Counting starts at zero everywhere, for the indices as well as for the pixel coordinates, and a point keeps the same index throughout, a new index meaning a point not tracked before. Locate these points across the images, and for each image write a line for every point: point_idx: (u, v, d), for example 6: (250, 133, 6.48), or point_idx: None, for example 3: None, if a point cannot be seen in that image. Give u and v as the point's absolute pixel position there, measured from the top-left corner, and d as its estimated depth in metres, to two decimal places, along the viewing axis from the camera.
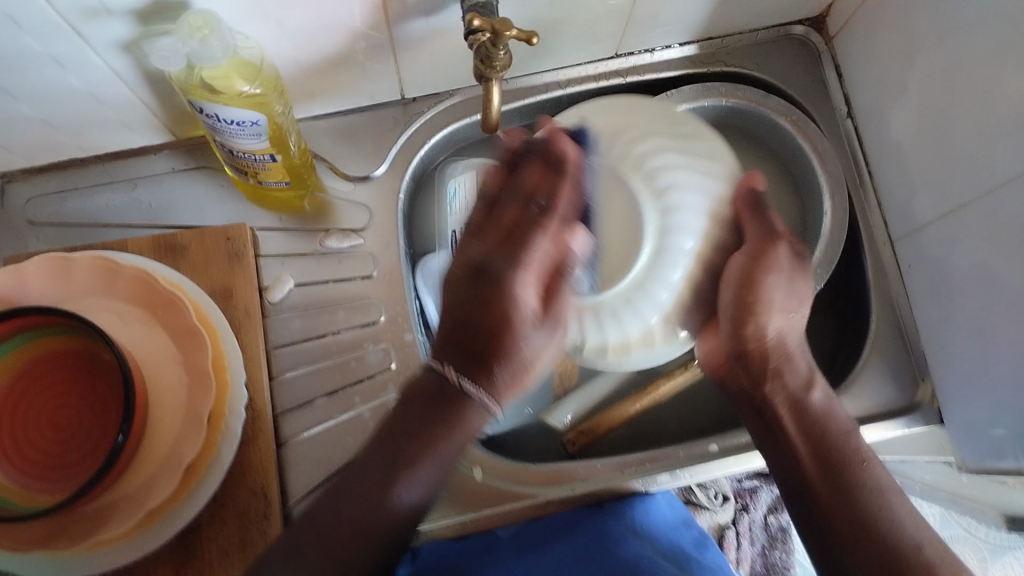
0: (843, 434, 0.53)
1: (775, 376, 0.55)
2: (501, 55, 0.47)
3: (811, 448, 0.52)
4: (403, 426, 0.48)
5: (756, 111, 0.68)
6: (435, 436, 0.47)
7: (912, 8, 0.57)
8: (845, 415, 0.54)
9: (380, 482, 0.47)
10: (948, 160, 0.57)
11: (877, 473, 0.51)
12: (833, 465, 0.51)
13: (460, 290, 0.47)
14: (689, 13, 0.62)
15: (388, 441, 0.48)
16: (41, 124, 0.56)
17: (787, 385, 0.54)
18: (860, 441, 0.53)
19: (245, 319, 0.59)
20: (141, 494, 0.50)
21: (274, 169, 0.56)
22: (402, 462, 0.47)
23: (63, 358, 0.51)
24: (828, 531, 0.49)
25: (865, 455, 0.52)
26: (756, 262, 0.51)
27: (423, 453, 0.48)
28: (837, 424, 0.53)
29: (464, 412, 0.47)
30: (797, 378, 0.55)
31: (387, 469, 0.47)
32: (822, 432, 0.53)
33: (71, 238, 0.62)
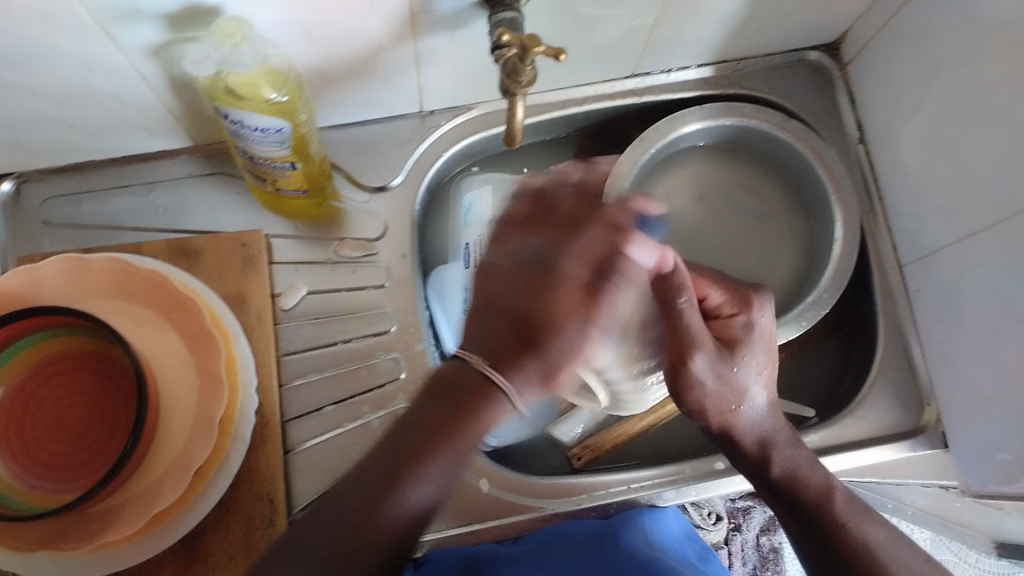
0: (820, 498, 0.52)
1: (740, 456, 0.54)
2: (528, 71, 0.47)
3: (794, 520, 0.53)
4: (401, 446, 0.43)
5: (775, 133, 0.68)
6: (449, 419, 0.42)
7: (927, 38, 0.58)
8: (815, 476, 0.53)
9: (343, 537, 0.42)
10: (960, 188, 0.58)
11: (863, 533, 0.50)
12: (818, 539, 0.51)
13: (499, 278, 0.44)
14: (708, 35, 0.63)
15: (350, 487, 0.43)
16: (62, 125, 0.56)
17: (747, 463, 0.54)
18: (841, 500, 0.52)
19: (258, 325, 0.59)
20: (150, 496, 0.50)
21: (294, 176, 0.56)
22: (397, 450, 0.43)
23: (75, 359, 0.51)
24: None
25: (845, 516, 0.51)
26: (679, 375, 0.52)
27: (435, 454, 0.42)
28: (812, 486, 0.52)
29: (491, 390, 0.42)
30: (752, 455, 0.54)
31: (382, 491, 0.42)
32: (795, 503, 0.52)
33: (85, 239, 0.62)
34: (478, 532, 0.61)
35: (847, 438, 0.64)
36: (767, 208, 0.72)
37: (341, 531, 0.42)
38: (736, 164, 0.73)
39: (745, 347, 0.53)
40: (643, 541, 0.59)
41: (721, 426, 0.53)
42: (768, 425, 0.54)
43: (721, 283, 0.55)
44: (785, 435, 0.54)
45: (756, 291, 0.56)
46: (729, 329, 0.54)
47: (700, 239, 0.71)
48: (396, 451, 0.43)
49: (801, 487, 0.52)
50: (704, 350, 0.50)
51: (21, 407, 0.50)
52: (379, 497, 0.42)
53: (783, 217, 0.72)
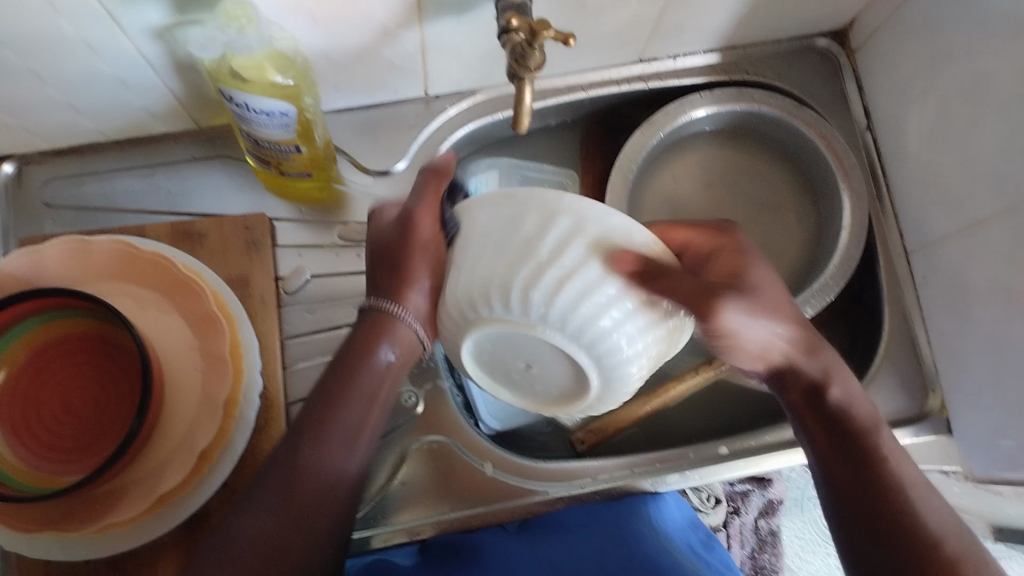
0: (865, 431, 0.50)
1: (787, 388, 0.52)
2: (536, 56, 0.46)
3: (835, 452, 0.50)
4: (310, 410, 0.49)
5: (787, 121, 0.68)
6: (355, 370, 0.49)
7: (936, 27, 0.58)
8: (866, 411, 0.51)
9: (275, 503, 0.46)
10: (969, 177, 0.57)
11: (902, 470, 0.49)
12: (856, 464, 0.49)
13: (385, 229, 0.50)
14: (716, 22, 0.62)
15: (276, 459, 0.48)
16: (64, 108, 0.55)
17: (803, 386, 0.51)
18: (884, 437, 0.50)
19: (262, 309, 0.59)
20: (153, 480, 0.50)
21: (298, 160, 0.56)
22: (331, 420, 0.48)
23: (78, 341, 0.51)
24: (858, 534, 0.48)
25: (887, 451, 0.49)
26: (718, 335, 0.43)
27: (348, 402, 0.49)
28: (858, 421, 0.50)
29: (385, 320, 0.50)
30: (815, 377, 0.50)
31: (322, 445, 0.48)
32: (841, 430, 0.50)
33: (87, 222, 0.62)
34: (481, 515, 0.61)
35: None
36: (775, 196, 0.72)
37: (276, 505, 0.46)
38: (744, 150, 0.73)
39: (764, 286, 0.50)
40: (650, 529, 0.61)
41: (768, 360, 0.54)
42: (833, 356, 0.51)
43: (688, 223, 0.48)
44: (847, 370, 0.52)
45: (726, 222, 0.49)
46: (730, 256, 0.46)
47: None
48: (322, 398, 0.49)
49: (846, 416, 0.50)
50: (729, 299, 0.42)
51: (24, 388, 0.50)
52: (297, 453, 0.48)
53: (791, 204, 0.71)
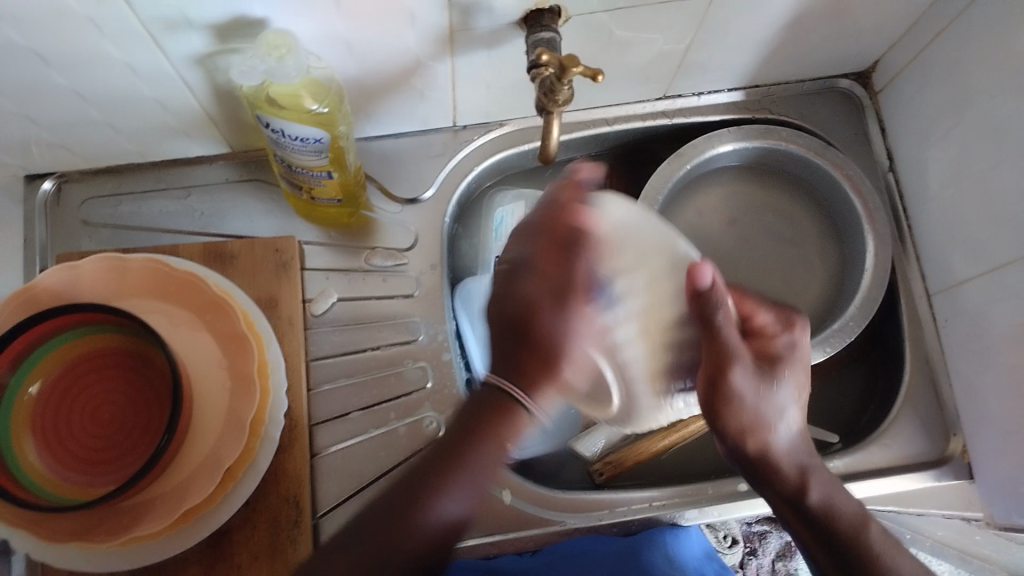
0: (855, 528, 0.52)
1: (775, 483, 0.53)
2: (564, 90, 0.48)
3: (823, 548, 0.53)
4: (435, 459, 0.47)
5: (809, 158, 0.69)
6: (494, 431, 0.47)
7: (960, 70, 0.59)
8: (851, 507, 0.53)
9: (373, 552, 0.44)
10: (991, 217, 0.58)
11: (897, 563, 0.51)
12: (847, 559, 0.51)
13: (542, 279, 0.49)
14: (741, 60, 0.64)
15: (365, 518, 0.46)
16: (107, 128, 0.58)
17: (783, 489, 0.53)
18: (874, 531, 0.52)
19: (288, 329, 0.60)
20: (179, 494, 0.51)
21: (329, 185, 0.57)
22: (424, 465, 0.47)
23: (112, 356, 0.52)
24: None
25: (880, 547, 0.51)
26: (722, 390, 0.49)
27: (482, 456, 0.47)
28: (844, 517, 0.52)
29: (510, 406, 0.48)
30: (791, 481, 0.53)
31: (420, 493, 0.46)
32: (829, 530, 0.52)
33: (123, 240, 0.64)
34: (498, 543, 0.61)
35: (872, 465, 0.64)
36: (797, 232, 0.73)
37: (364, 554, 0.44)
38: (766, 188, 0.74)
39: (790, 369, 0.51)
40: (664, 559, 0.60)
41: (757, 452, 0.53)
42: (806, 453, 0.54)
43: (763, 305, 0.54)
44: (822, 466, 0.54)
45: (795, 311, 0.54)
46: (771, 347, 0.52)
47: (730, 263, 0.72)
48: (439, 469, 0.47)
49: (833, 514, 0.52)
50: (742, 365, 0.48)
51: (58, 401, 0.51)
52: (405, 506, 0.45)
53: (813, 241, 0.72)
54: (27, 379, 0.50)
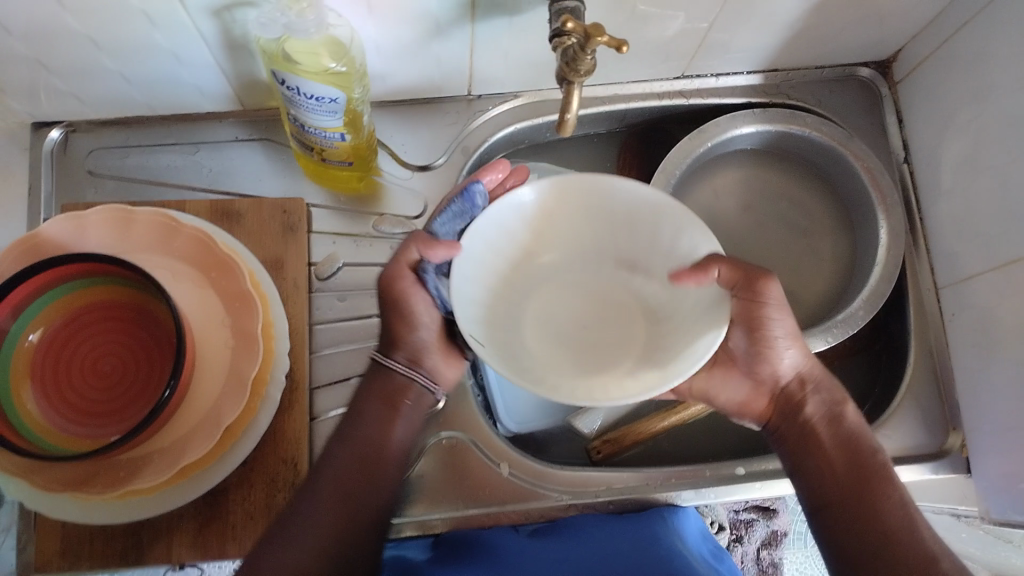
0: (871, 453, 0.54)
1: (795, 402, 0.56)
2: (587, 61, 0.47)
3: (838, 469, 0.53)
4: (365, 403, 0.54)
5: (829, 144, 0.68)
6: (387, 410, 0.55)
7: (981, 63, 0.58)
8: (869, 438, 0.55)
9: (337, 491, 0.51)
10: (1004, 212, 0.57)
11: (902, 494, 0.52)
12: (863, 484, 0.52)
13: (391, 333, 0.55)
14: (762, 42, 0.63)
15: (332, 468, 0.52)
16: (118, 77, 0.57)
17: (814, 409, 0.55)
18: (886, 459, 0.54)
19: (293, 291, 0.60)
20: (176, 450, 0.50)
21: (341, 148, 0.57)
22: (352, 438, 0.54)
23: (115, 309, 0.52)
24: (857, 542, 0.51)
25: (891, 475, 0.53)
26: (757, 303, 0.51)
27: (390, 423, 0.55)
28: (866, 441, 0.54)
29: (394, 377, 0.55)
30: (823, 402, 0.56)
31: (371, 432, 0.54)
32: (852, 453, 0.54)
33: (128, 192, 0.63)
34: (495, 515, 0.61)
35: None
36: (808, 223, 0.72)
37: (331, 516, 0.51)
38: (778, 174, 0.73)
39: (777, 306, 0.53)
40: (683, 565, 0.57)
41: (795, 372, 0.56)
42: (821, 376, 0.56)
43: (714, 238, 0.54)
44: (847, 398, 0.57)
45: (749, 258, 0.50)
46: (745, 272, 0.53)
47: (741, 247, 0.72)
48: (371, 423, 0.54)
49: (853, 436, 0.54)
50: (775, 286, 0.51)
51: (57, 351, 0.51)
52: (360, 448, 0.53)
53: (823, 230, 0.72)
54: (29, 326, 0.50)
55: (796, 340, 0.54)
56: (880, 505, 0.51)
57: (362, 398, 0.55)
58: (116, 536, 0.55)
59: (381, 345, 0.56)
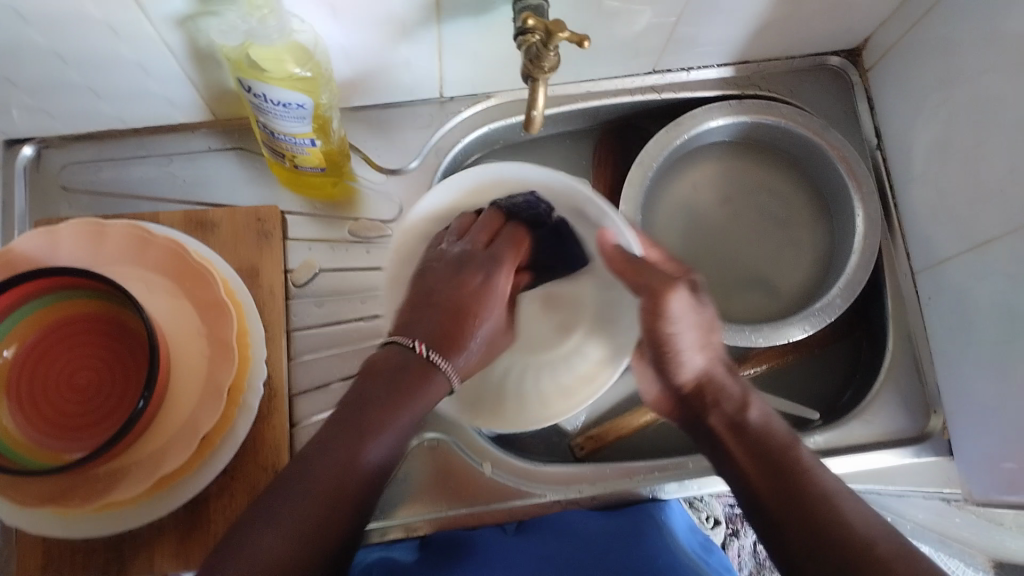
0: (785, 449, 0.52)
1: (706, 411, 0.57)
2: (551, 56, 0.47)
3: (754, 463, 0.52)
4: (368, 397, 0.49)
5: (803, 133, 0.68)
6: (394, 392, 0.49)
7: (949, 47, 0.58)
8: (785, 432, 0.54)
9: (323, 488, 0.45)
10: (976, 195, 0.58)
11: (824, 480, 0.50)
12: (782, 477, 0.50)
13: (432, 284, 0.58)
14: (731, 35, 0.63)
15: (310, 464, 0.45)
16: (87, 91, 0.57)
17: (725, 411, 0.56)
18: (803, 452, 0.52)
19: (269, 299, 0.60)
20: (155, 461, 0.50)
21: (312, 153, 0.56)
22: (329, 451, 0.46)
23: (89, 322, 0.52)
24: (782, 531, 0.48)
25: (810, 465, 0.51)
26: (659, 316, 0.57)
27: (390, 415, 0.48)
28: (776, 439, 0.53)
29: (430, 374, 0.52)
30: (733, 402, 0.56)
31: (341, 446, 0.46)
32: (765, 450, 0.52)
33: (103, 206, 0.63)
34: (479, 514, 0.61)
35: (853, 440, 0.64)
36: (786, 214, 0.72)
37: (307, 503, 0.44)
38: (753, 165, 0.74)
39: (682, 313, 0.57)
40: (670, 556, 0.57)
41: (698, 380, 0.58)
42: (740, 381, 0.58)
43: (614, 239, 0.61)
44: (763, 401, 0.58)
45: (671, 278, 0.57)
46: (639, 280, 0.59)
47: (719, 243, 0.72)
48: (364, 409, 0.48)
49: (763, 435, 0.53)
50: (682, 295, 0.57)
51: (31, 367, 0.51)
52: (352, 434, 0.47)
53: (801, 221, 0.72)
54: (2, 343, 0.49)
55: (698, 343, 0.57)
56: (802, 493, 0.49)
57: (386, 403, 0.49)
58: (99, 549, 0.55)
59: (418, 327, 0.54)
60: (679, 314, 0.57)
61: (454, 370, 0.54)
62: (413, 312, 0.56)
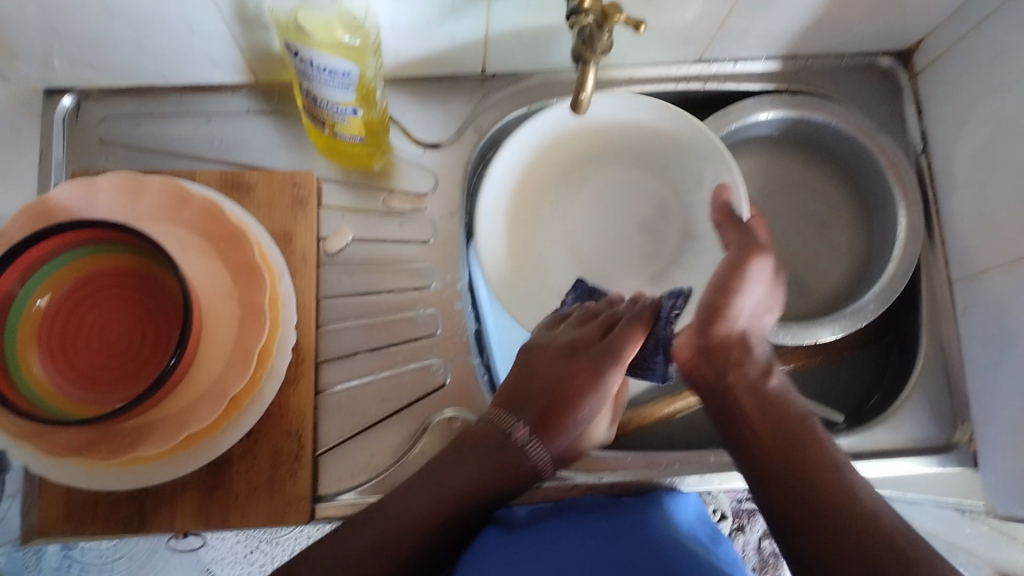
0: (800, 418, 0.54)
1: (727, 367, 0.58)
2: (604, 39, 0.47)
3: (766, 422, 0.54)
4: (460, 462, 0.52)
5: (848, 131, 0.67)
6: (510, 449, 0.53)
7: (1003, 55, 0.57)
8: (800, 403, 0.56)
9: (366, 543, 0.47)
10: (1020, 209, 0.57)
11: (831, 451, 0.51)
12: (789, 442, 0.52)
13: (536, 370, 0.56)
14: (781, 28, 0.62)
15: (412, 507, 0.49)
16: (130, 46, 0.56)
17: (747, 373, 0.57)
18: (815, 424, 0.54)
19: (301, 265, 0.60)
20: (182, 419, 0.50)
21: (353, 123, 0.56)
22: (438, 480, 0.51)
23: (124, 276, 0.52)
24: (789, 496, 0.49)
25: (822, 436, 0.52)
26: (734, 269, 0.59)
27: (512, 453, 0.53)
28: (791, 408, 0.55)
29: (520, 455, 0.53)
30: (756, 368, 0.58)
31: (455, 475, 0.51)
32: (778, 413, 0.54)
33: (140, 162, 0.63)
34: None
35: (877, 445, 0.64)
36: (822, 214, 0.72)
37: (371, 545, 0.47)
38: (792, 161, 0.73)
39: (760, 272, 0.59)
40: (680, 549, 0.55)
41: (725, 336, 0.58)
42: (764, 349, 0.59)
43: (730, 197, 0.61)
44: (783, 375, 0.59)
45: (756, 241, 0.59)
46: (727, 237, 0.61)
47: None
48: (454, 466, 0.52)
49: (779, 402, 0.55)
50: (766, 256, 0.59)
51: (65, 317, 0.51)
52: (503, 476, 0.52)
53: (838, 221, 0.71)
54: (37, 291, 0.49)
55: (754, 308, 0.59)
56: (817, 463, 0.50)
57: (488, 454, 0.52)
58: (120, 502, 0.55)
59: (517, 403, 0.55)
60: (750, 288, 0.59)
61: (540, 453, 0.54)
62: (514, 387, 0.56)
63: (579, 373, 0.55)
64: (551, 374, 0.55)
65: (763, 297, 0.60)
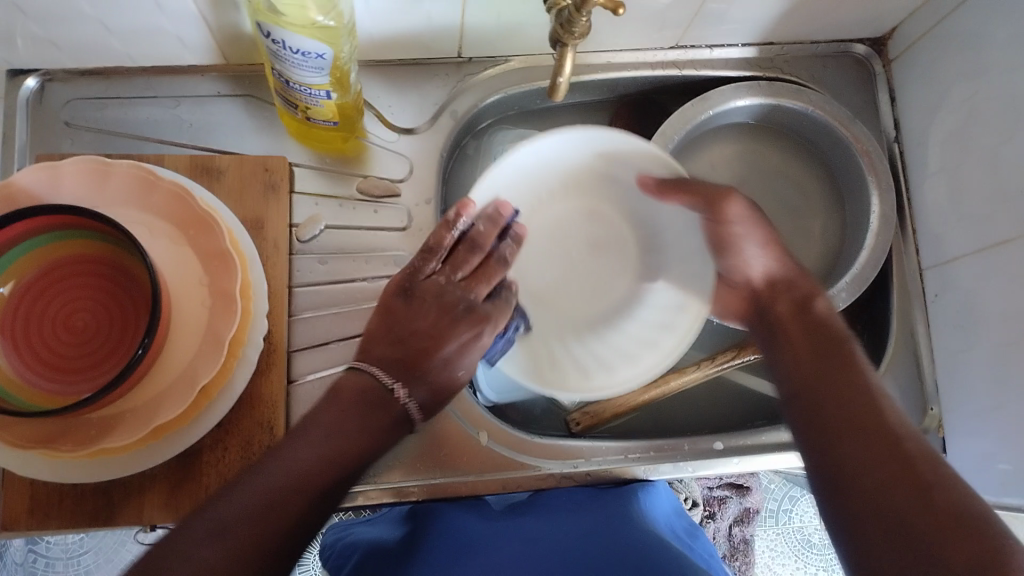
0: (840, 342, 0.56)
1: (769, 309, 0.60)
2: (581, 22, 0.46)
3: (806, 351, 0.56)
4: (325, 411, 0.49)
5: (823, 118, 0.67)
6: (367, 400, 0.50)
7: (977, 42, 0.58)
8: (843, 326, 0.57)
9: (272, 476, 0.44)
10: (993, 195, 0.57)
11: (869, 373, 0.53)
12: (829, 368, 0.54)
13: (394, 313, 0.54)
14: (759, 13, 0.62)
15: (298, 453, 0.46)
16: (96, 24, 0.55)
17: (791, 303, 0.59)
18: (856, 348, 0.55)
19: (273, 253, 0.59)
20: (149, 411, 0.49)
21: (327, 106, 0.55)
22: (302, 437, 0.47)
23: (89, 263, 0.50)
24: (826, 423, 0.51)
25: (860, 360, 0.54)
26: (716, 219, 0.62)
27: (359, 410, 0.50)
28: (835, 333, 0.56)
29: (374, 393, 0.51)
30: (796, 297, 0.59)
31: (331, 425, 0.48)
32: (820, 340, 0.56)
33: (106, 146, 0.62)
34: (472, 484, 0.61)
35: None
36: (796, 201, 0.72)
37: (258, 484, 0.44)
38: (767, 148, 0.73)
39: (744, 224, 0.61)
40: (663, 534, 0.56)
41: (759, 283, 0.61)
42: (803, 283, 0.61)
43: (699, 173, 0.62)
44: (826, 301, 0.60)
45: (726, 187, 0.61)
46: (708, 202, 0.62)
47: None
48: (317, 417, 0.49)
49: (824, 324, 0.57)
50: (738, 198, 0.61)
51: (28, 306, 0.49)
52: (359, 419, 0.49)
53: (812, 209, 0.72)
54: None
55: (759, 247, 0.61)
56: (846, 384, 0.52)
57: (330, 401, 0.50)
58: (86, 495, 0.54)
59: (370, 346, 0.53)
60: (741, 233, 0.61)
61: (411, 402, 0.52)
62: (375, 335, 0.53)
63: (422, 321, 0.54)
64: (396, 318, 0.53)
65: (759, 243, 0.61)
